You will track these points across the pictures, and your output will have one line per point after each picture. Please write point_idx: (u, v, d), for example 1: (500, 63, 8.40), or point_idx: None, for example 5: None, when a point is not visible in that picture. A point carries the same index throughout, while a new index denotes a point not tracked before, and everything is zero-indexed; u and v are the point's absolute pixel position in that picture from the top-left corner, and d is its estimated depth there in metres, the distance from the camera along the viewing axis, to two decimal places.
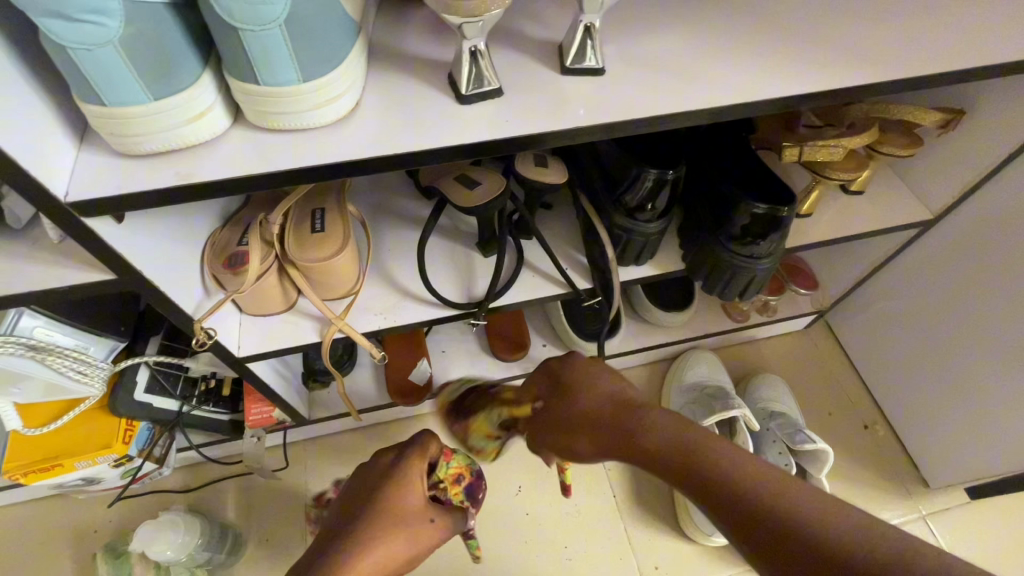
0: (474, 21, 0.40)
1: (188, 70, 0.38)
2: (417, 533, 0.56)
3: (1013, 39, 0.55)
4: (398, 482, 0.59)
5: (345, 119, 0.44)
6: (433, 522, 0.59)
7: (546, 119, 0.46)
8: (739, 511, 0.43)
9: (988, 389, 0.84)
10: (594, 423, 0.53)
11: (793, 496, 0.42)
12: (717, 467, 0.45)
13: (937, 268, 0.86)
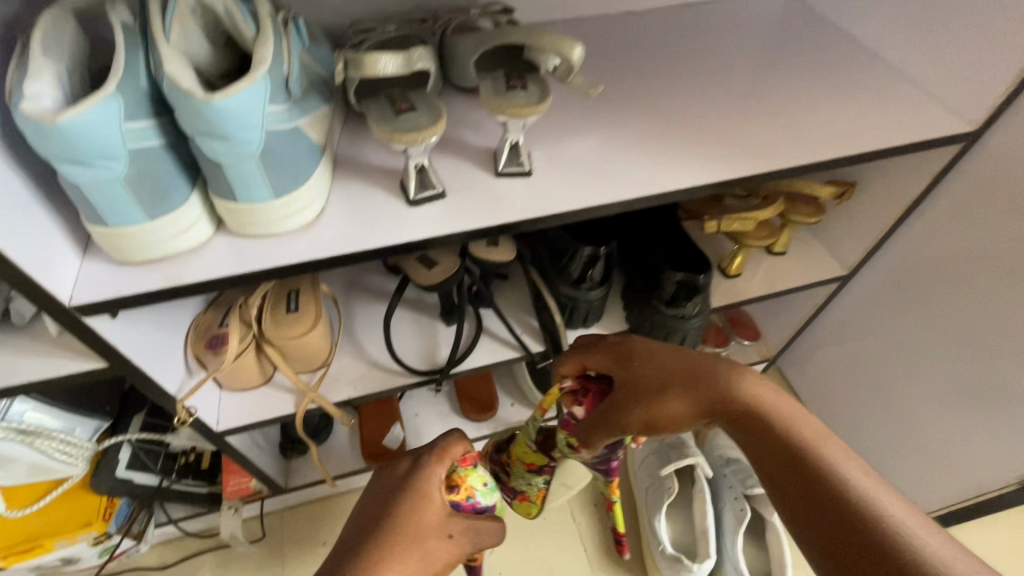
0: (415, 147, 0.49)
1: (178, 194, 0.46)
2: (416, 553, 0.48)
3: (874, 130, 0.66)
4: (419, 487, 0.53)
5: (312, 223, 0.52)
6: (450, 538, 0.51)
7: (483, 216, 0.55)
8: (809, 487, 0.42)
9: (920, 426, 0.91)
10: (681, 381, 0.53)
11: (875, 487, 0.41)
12: (830, 466, 0.42)
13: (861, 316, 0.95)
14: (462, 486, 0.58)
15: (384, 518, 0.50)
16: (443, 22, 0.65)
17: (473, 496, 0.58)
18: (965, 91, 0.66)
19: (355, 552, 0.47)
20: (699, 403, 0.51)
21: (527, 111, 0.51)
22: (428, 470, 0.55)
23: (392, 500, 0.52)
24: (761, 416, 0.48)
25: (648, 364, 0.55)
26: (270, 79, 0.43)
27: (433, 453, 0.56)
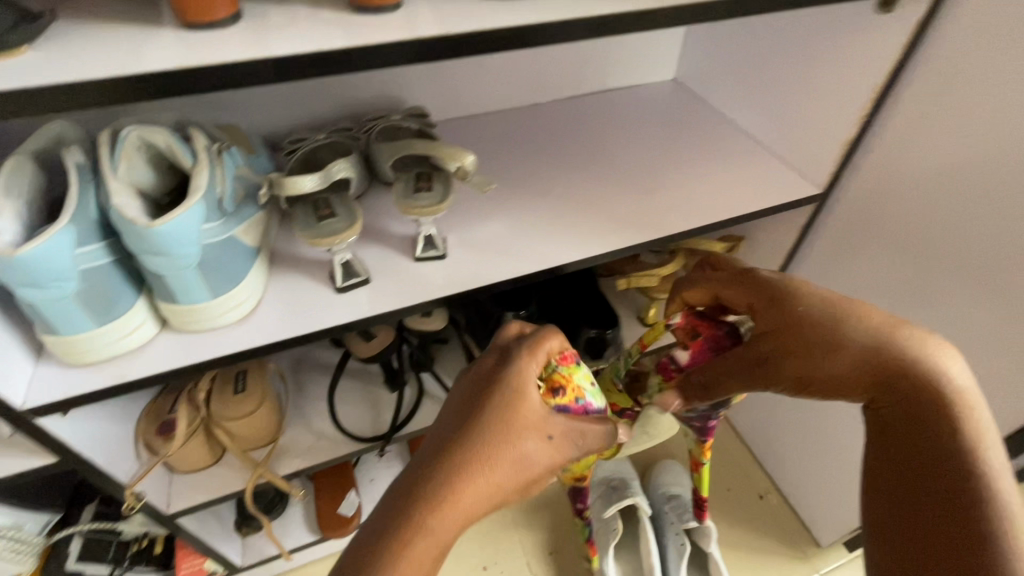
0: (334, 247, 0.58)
1: (125, 302, 0.53)
2: (512, 458, 0.45)
3: (741, 198, 0.78)
4: (509, 395, 0.47)
5: (249, 315, 0.59)
6: (548, 441, 0.47)
7: (402, 297, 0.63)
8: (927, 455, 0.48)
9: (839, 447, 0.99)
10: (862, 342, 0.52)
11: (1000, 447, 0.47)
12: (948, 428, 0.48)
13: None
14: (568, 388, 0.54)
15: (460, 435, 0.46)
16: (367, 128, 0.75)
17: (582, 398, 0.55)
18: (810, 161, 0.79)
19: (442, 458, 0.45)
20: (884, 367, 0.51)
21: (429, 211, 0.60)
22: (517, 361, 0.49)
23: (480, 399, 0.47)
24: (900, 377, 0.50)
25: (835, 319, 0.53)
26: (205, 202, 0.51)
27: (524, 347, 0.50)
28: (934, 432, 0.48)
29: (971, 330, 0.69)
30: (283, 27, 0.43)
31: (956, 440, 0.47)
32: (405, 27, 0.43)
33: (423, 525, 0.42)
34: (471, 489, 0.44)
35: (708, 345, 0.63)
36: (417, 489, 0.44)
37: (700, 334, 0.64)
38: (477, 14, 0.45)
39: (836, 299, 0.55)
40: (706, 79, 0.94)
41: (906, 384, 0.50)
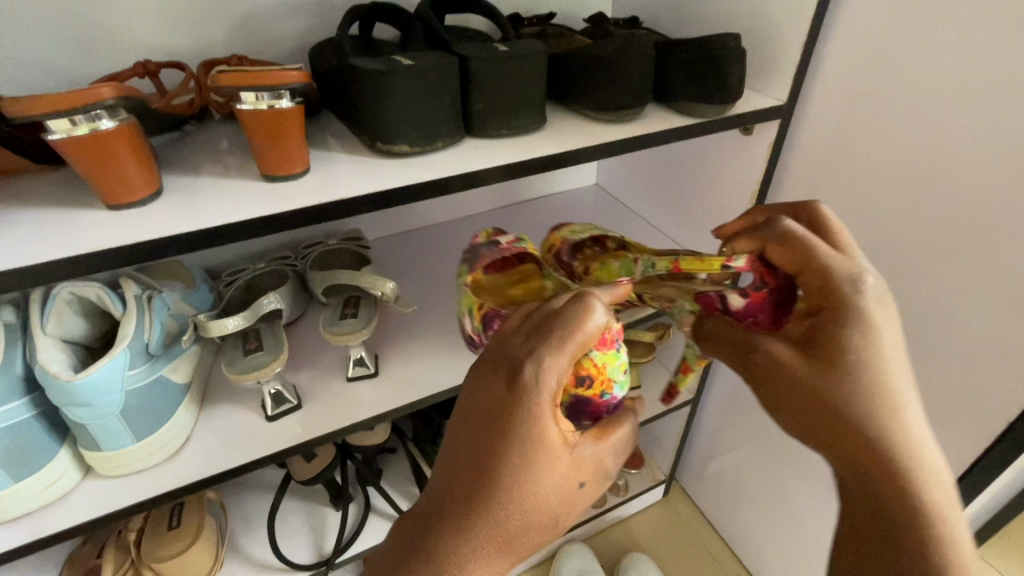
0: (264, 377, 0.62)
1: (46, 454, 0.53)
2: (542, 506, 0.40)
3: None
4: (526, 450, 0.39)
5: (177, 452, 0.60)
6: (580, 479, 0.42)
7: (333, 420, 0.64)
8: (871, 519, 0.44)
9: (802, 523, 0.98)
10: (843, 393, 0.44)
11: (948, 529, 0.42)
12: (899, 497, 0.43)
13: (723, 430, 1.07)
14: (596, 381, 0.45)
15: (473, 504, 0.39)
16: (304, 254, 0.80)
17: (609, 391, 0.46)
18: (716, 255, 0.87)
19: (460, 520, 0.39)
20: (883, 447, 0.43)
21: (348, 339, 0.65)
22: (541, 387, 0.39)
23: (496, 440, 0.39)
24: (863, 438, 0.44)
25: (852, 373, 0.43)
26: (131, 348, 0.54)
27: (535, 365, 0.39)
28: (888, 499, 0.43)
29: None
30: (203, 199, 0.49)
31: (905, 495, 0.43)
32: (314, 191, 0.50)
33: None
34: (486, 558, 0.40)
35: (769, 297, 0.51)
36: (430, 555, 0.40)
37: (769, 282, 0.51)
38: (381, 173, 0.53)
39: (885, 342, 0.44)
40: (619, 183, 1.04)
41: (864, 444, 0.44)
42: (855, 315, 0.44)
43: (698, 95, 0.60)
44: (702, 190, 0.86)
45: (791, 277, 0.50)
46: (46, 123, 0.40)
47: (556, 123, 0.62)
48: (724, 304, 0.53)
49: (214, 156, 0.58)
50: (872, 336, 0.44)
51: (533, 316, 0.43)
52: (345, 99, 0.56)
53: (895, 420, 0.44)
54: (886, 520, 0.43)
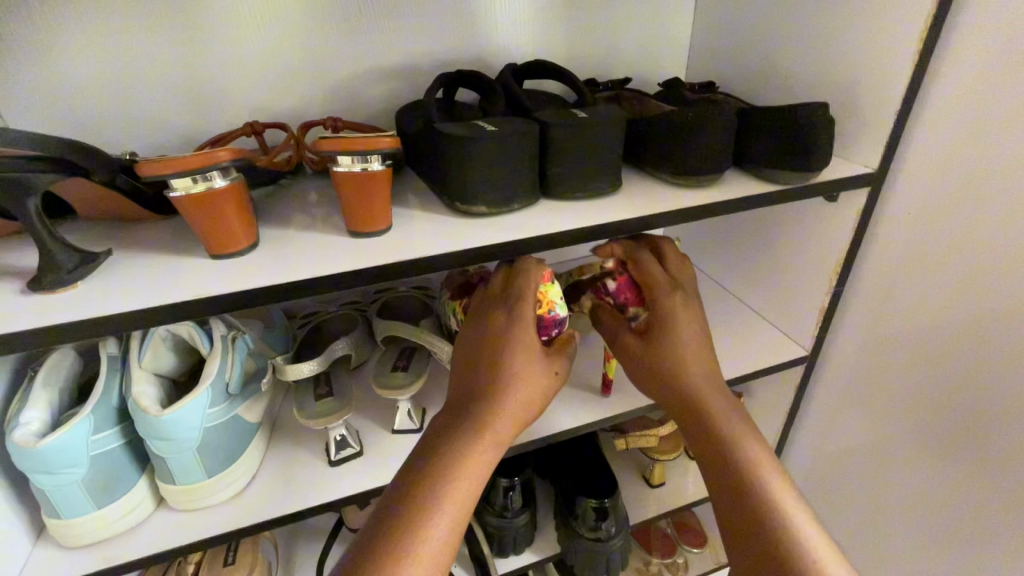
0: (331, 424, 0.64)
1: (127, 483, 0.56)
2: (538, 398, 0.49)
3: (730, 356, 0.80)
4: (508, 343, 0.50)
5: (241, 492, 0.61)
6: (554, 374, 0.52)
7: (390, 472, 0.64)
8: (712, 453, 0.52)
9: None
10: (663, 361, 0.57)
11: (761, 456, 0.51)
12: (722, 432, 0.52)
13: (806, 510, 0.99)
14: (545, 299, 0.56)
15: (474, 386, 0.48)
16: (375, 300, 0.83)
17: (553, 309, 0.56)
18: (793, 323, 0.82)
19: (474, 408, 0.47)
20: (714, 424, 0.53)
21: (400, 393, 0.65)
22: (523, 310, 0.53)
23: (496, 345, 0.50)
24: (684, 394, 0.55)
25: (677, 352, 0.57)
26: (213, 387, 0.56)
27: (517, 296, 0.54)
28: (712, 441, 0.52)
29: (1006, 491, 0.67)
30: (294, 251, 0.52)
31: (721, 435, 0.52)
32: (395, 248, 0.52)
33: (455, 470, 0.43)
34: (493, 432, 0.46)
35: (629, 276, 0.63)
36: (451, 442, 0.44)
37: (627, 271, 0.63)
38: (458, 232, 0.54)
39: (697, 338, 0.58)
40: (687, 241, 1.02)
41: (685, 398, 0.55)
42: (668, 319, 0.58)
43: (781, 163, 0.58)
44: (778, 254, 0.83)
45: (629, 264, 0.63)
46: (170, 182, 0.44)
47: (630, 187, 0.63)
48: (604, 292, 0.64)
49: (304, 209, 0.62)
50: (680, 334, 0.58)
51: (497, 283, 0.58)
52: (428, 161, 0.58)
53: (699, 378, 0.55)
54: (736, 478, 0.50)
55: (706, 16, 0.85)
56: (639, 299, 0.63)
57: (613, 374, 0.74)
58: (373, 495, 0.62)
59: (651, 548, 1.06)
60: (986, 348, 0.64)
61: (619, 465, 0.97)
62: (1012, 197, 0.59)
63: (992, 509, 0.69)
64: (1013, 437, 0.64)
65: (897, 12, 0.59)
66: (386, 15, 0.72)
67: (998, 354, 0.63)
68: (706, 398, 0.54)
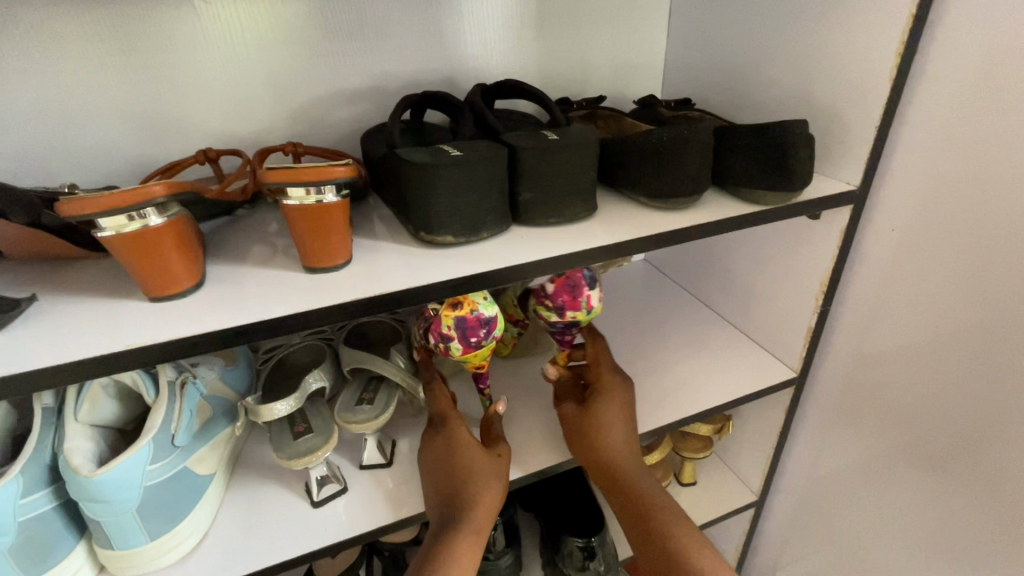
0: (316, 462, 0.58)
1: (62, 550, 0.51)
2: (497, 482, 0.56)
3: (717, 380, 0.77)
4: (453, 445, 0.57)
5: (191, 551, 0.56)
6: (499, 455, 0.59)
7: (355, 520, 0.59)
8: (647, 530, 0.55)
9: None
10: (592, 434, 0.60)
11: (685, 529, 0.54)
12: (653, 505, 0.56)
13: (800, 534, 0.95)
14: (465, 301, 0.53)
15: (438, 490, 0.55)
16: (342, 328, 0.78)
17: (475, 310, 0.53)
18: (780, 342, 0.80)
19: (445, 511, 0.53)
20: (632, 486, 0.58)
21: (363, 427, 0.60)
22: (451, 417, 0.60)
23: (442, 449, 0.57)
24: (615, 469, 0.59)
25: (602, 425, 0.61)
26: (156, 440, 0.52)
27: (439, 407, 0.61)
28: (649, 516, 0.56)
29: (1005, 520, 0.64)
30: (244, 290, 0.48)
31: (653, 510, 0.56)
32: (354, 283, 0.48)
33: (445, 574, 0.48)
34: (464, 528, 0.51)
35: (568, 283, 0.57)
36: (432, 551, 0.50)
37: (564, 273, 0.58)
38: (423, 264, 0.51)
39: (609, 399, 0.63)
40: (670, 260, 1.00)
41: (619, 473, 0.59)
42: (602, 395, 0.63)
43: (762, 182, 0.56)
44: (762, 273, 0.81)
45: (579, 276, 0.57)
46: (98, 221, 0.40)
47: (607, 209, 0.60)
48: (541, 295, 0.59)
49: (262, 240, 0.58)
50: (609, 410, 0.62)
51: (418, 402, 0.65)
52: (392, 187, 0.55)
53: (628, 455, 0.60)
54: (661, 542, 0.54)
55: (679, 35, 0.84)
56: (578, 304, 0.58)
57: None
58: (333, 552, 0.57)
59: None
60: (982, 370, 0.62)
61: None
62: (1001, 211, 0.57)
63: (992, 539, 0.66)
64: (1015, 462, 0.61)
65: (874, 27, 0.58)
66: (349, 37, 0.69)
67: (991, 375, 0.61)
68: (631, 475, 0.59)
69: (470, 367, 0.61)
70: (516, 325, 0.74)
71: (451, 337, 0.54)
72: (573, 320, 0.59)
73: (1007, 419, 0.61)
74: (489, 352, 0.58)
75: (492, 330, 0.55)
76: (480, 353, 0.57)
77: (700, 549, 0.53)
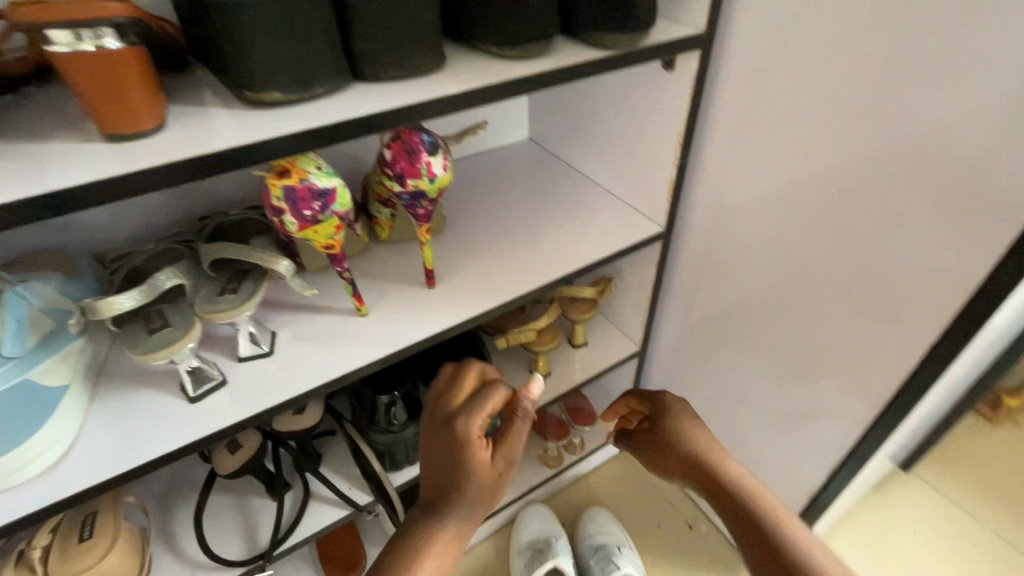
0: (175, 357, 0.55)
1: None
2: (496, 485, 0.56)
3: (591, 240, 0.81)
4: (457, 443, 0.56)
5: (60, 460, 0.53)
6: (504, 466, 0.57)
7: (234, 409, 0.58)
8: (742, 514, 0.64)
9: (752, 458, 1.00)
10: (679, 446, 0.72)
11: (780, 516, 0.63)
12: (740, 491, 0.66)
13: (676, 374, 1.09)
14: (294, 169, 0.50)
15: (434, 479, 0.56)
16: (201, 228, 0.72)
17: (306, 179, 0.50)
18: (649, 201, 0.85)
19: (433, 504, 0.56)
20: (723, 474, 0.68)
21: (227, 314, 0.57)
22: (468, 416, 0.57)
23: (448, 446, 0.56)
24: (705, 471, 0.69)
25: (682, 432, 0.73)
26: None
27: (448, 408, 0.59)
28: (740, 501, 0.65)
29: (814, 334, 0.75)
30: (32, 166, 0.41)
31: (752, 496, 0.65)
32: (168, 148, 0.43)
33: (419, 559, 0.53)
34: (445, 521, 0.54)
35: (404, 148, 0.55)
36: (409, 538, 0.54)
37: (400, 136, 0.55)
38: (251, 125, 0.46)
39: (677, 410, 0.76)
40: (551, 135, 1.00)
41: (710, 473, 0.68)
42: (670, 413, 0.76)
43: (609, 23, 0.55)
44: (630, 134, 0.83)
45: (415, 140, 0.55)
46: None
47: (459, 62, 0.56)
48: (382, 165, 0.57)
49: (57, 119, 0.49)
50: (687, 425, 0.73)
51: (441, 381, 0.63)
52: (202, 42, 0.48)
53: (716, 455, 0.69)
54: (753, 527, 0.63)
55: None
56: (416, 171, 0.56)
57: (433, 265, 0.71)
58: (213, 442, 0.56)
59: (547, 433, 1.13)
60: (799, 207, 0.68)
61: (507, 364, 1.00)
62: None
63: (805, 352, 0.78)
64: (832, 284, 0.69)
65: None
66: None
67: (803, 210, 0.68)
68: (721, 470, 0.68)
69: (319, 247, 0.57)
70: (388, 206, 0.74)
71: (282, 211, 0.51)
72: (416, 190, 0.57)
73: (812, 247, 0.69)
74: (335, 230, 0.55)
75: (329, 203, 0.52)
76: (319, 229, 0.54)
77: (793, 530, 0.62)
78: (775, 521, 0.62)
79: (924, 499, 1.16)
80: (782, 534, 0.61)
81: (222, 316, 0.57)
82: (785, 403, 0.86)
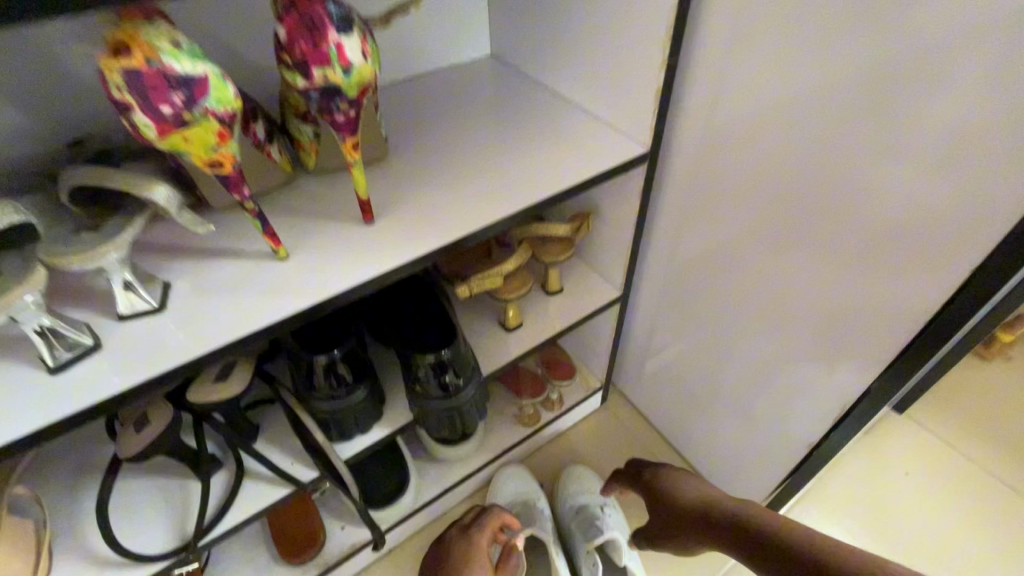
0: (12, 313, 0.41)
1: None
2: None
3: (564, 164, 0.68)
4: None
5: None
6: None
7: (113, 380, 0.46)
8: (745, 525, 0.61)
9: (741, 409, 0.92)
10: (692, 519, 0.69)
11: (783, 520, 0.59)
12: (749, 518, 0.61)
13: (661, 322, 0.99)
14: (137, 46, 0.35)
15: None
16: (72, 154, 0.56)
17: (157, 61, 0.35)
18: (631, 117, 0.71)
19: None
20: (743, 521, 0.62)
21: (82, 259, 0.44)
22: None
23: None
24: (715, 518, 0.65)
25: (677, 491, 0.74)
26: None
27: None
28: (758, 541, 0.59)
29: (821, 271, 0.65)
30: None
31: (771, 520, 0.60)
32: None
33: None
34: None
35: (302, 22, 0.40)
36: None
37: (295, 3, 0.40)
38: None
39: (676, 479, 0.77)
40: (515, 44, 0.84)
41: (719, 524, 0.64)
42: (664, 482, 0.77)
43: None
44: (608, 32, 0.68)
45: (318, 10, 0.40)
46: None
47: None
48: (279, 50, 0.43)
49: None
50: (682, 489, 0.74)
51: None
52: None
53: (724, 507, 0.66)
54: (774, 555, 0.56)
55: None
56: (322, 54, 0.41)
57: (368, 194, 0.56)
58: (84, 422, 0.44)
59: (521, 390, 1.04)
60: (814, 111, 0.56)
61: (474, 316, 0.88)
62: None
63: (810, 293, 0.68)
64: (850, 203, 0.58)
65: None
66: None
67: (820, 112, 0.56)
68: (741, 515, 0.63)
69: (200, 163, 0.43)
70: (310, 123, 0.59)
71: (130, 106, 0.36)
72: (327, 83, 0.43)
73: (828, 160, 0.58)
74: (217, 138, 0.41)
75: (198, 96, 0.37)
76: (190, 134, 0.39)
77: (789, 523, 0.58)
78: (780, 524, 0.58)
79: (912, 439, 1.13)
80: (799, 536, 0.55)
81: (75, 261, 0.44)
82: (783, 350, 0.77)
